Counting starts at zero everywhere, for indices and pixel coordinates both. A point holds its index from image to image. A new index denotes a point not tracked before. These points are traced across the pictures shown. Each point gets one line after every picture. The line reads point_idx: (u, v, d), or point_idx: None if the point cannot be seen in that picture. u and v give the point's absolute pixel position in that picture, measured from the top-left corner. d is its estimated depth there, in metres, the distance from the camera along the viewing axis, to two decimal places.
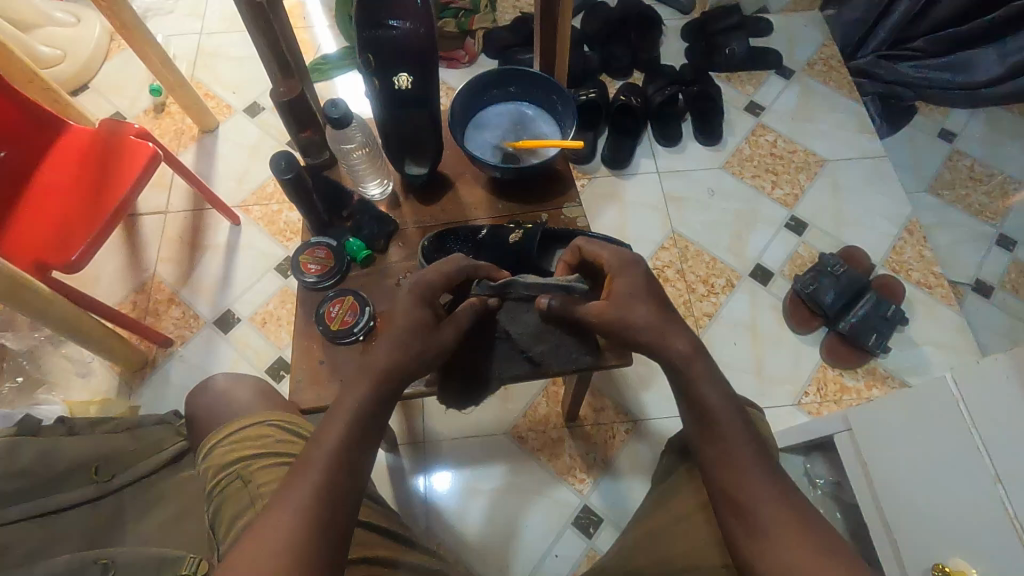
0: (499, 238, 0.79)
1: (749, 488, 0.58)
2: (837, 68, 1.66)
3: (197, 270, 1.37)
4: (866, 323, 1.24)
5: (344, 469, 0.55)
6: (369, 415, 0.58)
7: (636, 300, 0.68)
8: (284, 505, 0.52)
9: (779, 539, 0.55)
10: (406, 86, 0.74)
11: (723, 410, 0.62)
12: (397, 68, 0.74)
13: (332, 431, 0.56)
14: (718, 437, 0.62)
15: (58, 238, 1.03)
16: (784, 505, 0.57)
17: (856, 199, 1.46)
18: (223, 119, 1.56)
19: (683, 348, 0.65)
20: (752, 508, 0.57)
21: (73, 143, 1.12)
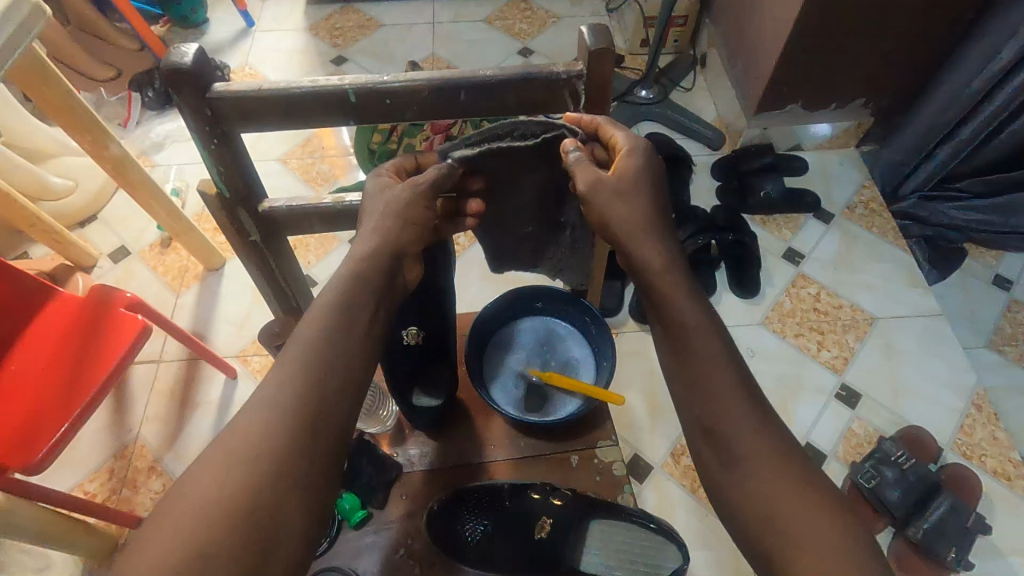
0: (522, 515, 0.72)
1: (727, 415, 0.56)
2: (879, 212, 1.57)
3: (184, 432, 1.24)
4: (940, 533, 1.06)
5: (311, 391, 0.50)
6: (341, 334, 0.54)
7: (636, 186, 0.63)
8: (242, 430, 0.48)
9: (756, 467, 0.54)
10: (414, 339, 0.70)
11: (697, 330, 0.60)
12: (408, 321, 0.69)
13: (296, 349, 0.52)
14: (694, 355, 0.59)
15: (26, 432, 0.91)
16: (765, 438, 0.55)
17: (913, 364, 1.32)
18: (230, 255, 1.49)
19: (655, 267, 0.62)
20: (730, 440, 0.55)
21: (58, 314, 1.03)
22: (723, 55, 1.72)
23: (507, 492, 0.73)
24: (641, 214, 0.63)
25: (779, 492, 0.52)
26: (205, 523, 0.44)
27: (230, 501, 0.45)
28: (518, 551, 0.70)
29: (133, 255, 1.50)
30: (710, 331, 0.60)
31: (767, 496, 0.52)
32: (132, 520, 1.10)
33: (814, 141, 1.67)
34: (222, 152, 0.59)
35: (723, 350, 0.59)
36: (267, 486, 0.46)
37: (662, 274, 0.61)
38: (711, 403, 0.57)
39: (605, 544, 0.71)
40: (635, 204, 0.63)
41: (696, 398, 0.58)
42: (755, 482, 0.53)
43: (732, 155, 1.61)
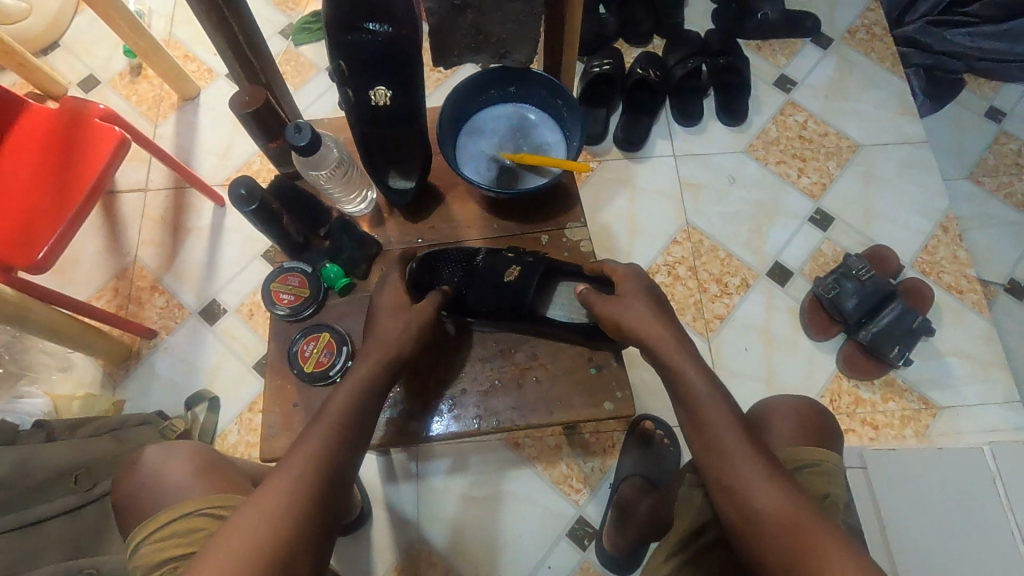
0: (496, 270, 0.71)
1: (735, 458, 0.61)
2: (881, 37, 1.50)
3: (180, 255, 1.29)
4: (888, 333, 1.16)
5: (320, 478, 0.57)
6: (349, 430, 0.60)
7: (635, 297, 0.69)
8: (259, 509, 0.53)
9: (759, 498, 0.58)
10: (384, 101, 0.66)
11: (707, 398, 0.64)
12: (375, 81, 0.64)
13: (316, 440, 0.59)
14: (701, 419, 0.64)
15: (22, 234, 0.95)
16: (774, 488, 0.59)
17: (890, 192, 1.34)
18: (204, 84, 1.44)
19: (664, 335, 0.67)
20: (743, 490, 0.59)
21: (33, 125, 1.02)
22: None
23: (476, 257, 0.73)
24: (646, 313, 0.67)
25: (787, 518, 0.56)
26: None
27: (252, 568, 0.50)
28: (490, 299, 0.70)
29: (103, 84, 1.44)
30: (704, 371, 0.66)
31: (767, 519, 0.57)
32: (142, 329, 1.19)
33: None
34: None
35: (725, 403, 0.64)
36: (285, 545, 0.52)
37: (674, 352, 0.66)
38: (721, 458, 0.61)
39: (566, 300, 0.74)
40: (637, 303, 0.68)
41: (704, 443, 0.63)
42: (760, 500, 0.58)
43: None
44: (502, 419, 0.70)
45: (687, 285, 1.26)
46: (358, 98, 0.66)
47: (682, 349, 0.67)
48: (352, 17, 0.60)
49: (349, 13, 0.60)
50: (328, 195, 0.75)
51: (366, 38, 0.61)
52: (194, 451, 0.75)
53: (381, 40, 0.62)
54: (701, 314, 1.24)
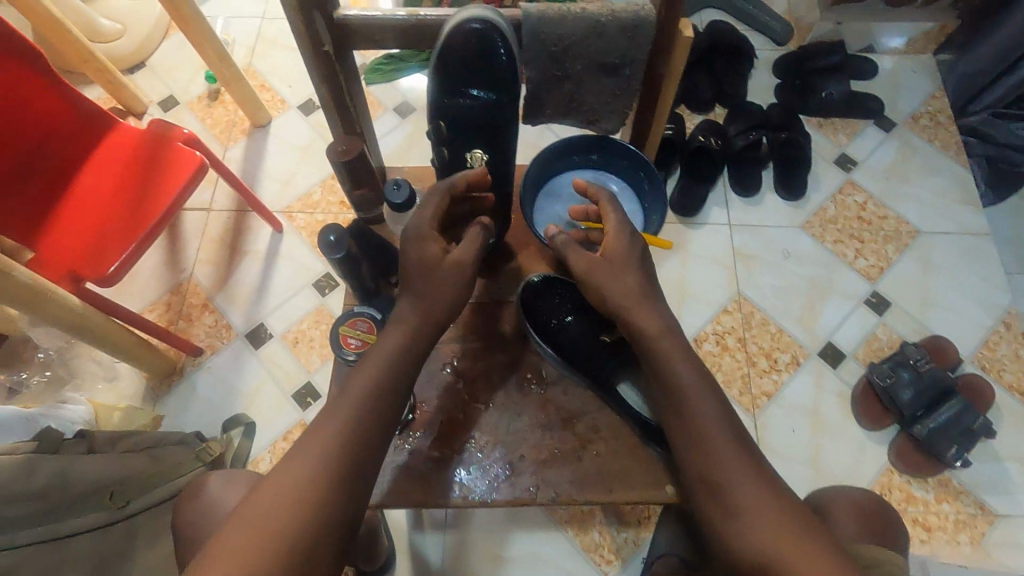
0: (585, 332, 0.72)
1: (733, 491, 0.58)
2: (945, 125, 1.49)
3: (233, 276, 1.32)
4: (944, 431, 1.11)
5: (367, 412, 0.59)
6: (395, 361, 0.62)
7: (625, 269, 0.65)
8: (310, 450, 0.57)
9: (776, 554, 0.54)
10: (479, 164, 0.66)
11: (704, 414, 0.61)
12: (472, 144, 0.65)
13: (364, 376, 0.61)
14: (714, 457, 0.59)
15: (96, 248, 0.98)
16: (787, 533, 0.55)
17: (950, 282, 1.31)
18: (276, 113, 1.49)
19: (653, 332, 0.63)
20: (755, 541, 0.55)
21: (119, 143, 1.06)
22: None
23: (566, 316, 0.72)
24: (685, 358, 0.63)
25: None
26: (265, 537, 0.52)
27: (306, 495, 0.54)
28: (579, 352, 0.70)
29: (182, 105, 1.51)
30: (702, 388, 0.62)
31: (782, 563, 0.54)
32: (189, 347, 1.20)
33: (888, 43, 1.56)
34: None
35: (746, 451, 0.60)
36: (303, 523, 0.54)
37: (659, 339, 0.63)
38: (733, 507, 0.57)
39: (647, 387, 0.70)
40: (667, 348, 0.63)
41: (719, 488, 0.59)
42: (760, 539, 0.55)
43: (799, 51, 1.51)
44: (560, 493, 0.66)
45: (735, 357, 1.24)
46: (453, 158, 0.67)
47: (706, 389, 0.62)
48: (459, 81, 0.60)
49: (457, 77, 0.60)
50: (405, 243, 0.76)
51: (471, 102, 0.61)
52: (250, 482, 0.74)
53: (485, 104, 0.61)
54: (748, 389, 1.21)
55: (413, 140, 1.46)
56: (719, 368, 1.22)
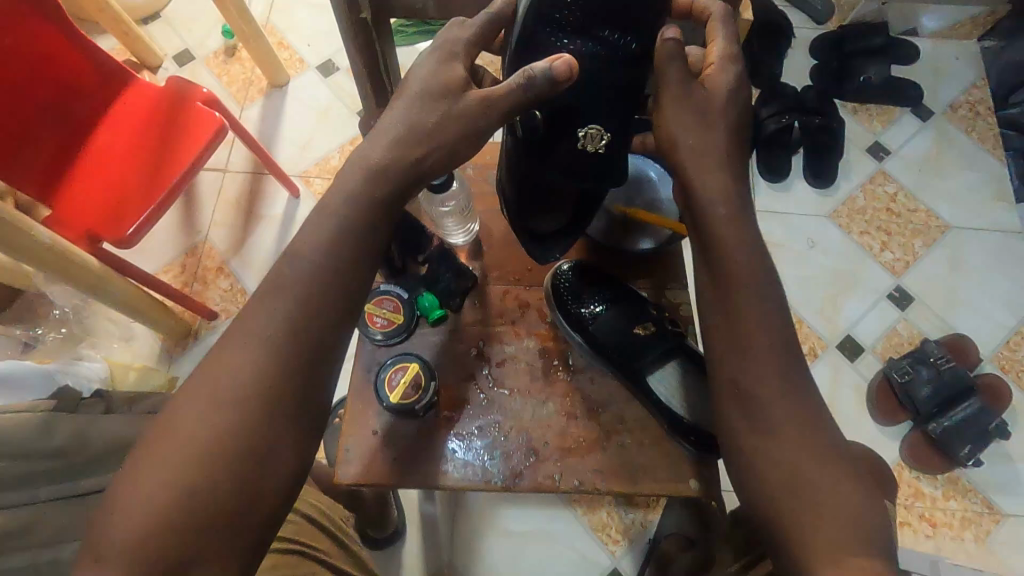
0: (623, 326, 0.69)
1: (759, 391, 0.56)
2: (984, 116, 1.44)
3: (249, 240, 1.30)
4: (959, 430, 1.11)
5: (282, 371, 0.51)
6: (313, 306, 0.53)
7: (717, 124, 0.61)
8: (208, 410, 0.49)
9: (784, 433, 0.54)
10: (591, 147, 0.60)
11: (745, 278, 0.58)
12: (587, 118, 0.58)
13: (269, 320, 0.52)
14: (740, 315, 0.57)
15: (114, 209, 0.96)
16: (796, 413, 0.55)
17: (975, 279, 1.29)
18: (294, 74, 1.45)
19: (725, 214, 0.60)
20: (763, 406, 0.55)
21: (137, 100, 1.03)
22: None
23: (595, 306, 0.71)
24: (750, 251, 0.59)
25: (798, 460, 0.53)
26: (174, 500, 0.45)
27: (201, 468, 0.47)
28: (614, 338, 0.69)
29: (197, 60, 1.46)
30: (757, 273, 0.58)
31: (786, 455, 0.53)
32: (204, 310, 1.19)
33: (932, 26, 1.49)
34: None
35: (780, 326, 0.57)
36: (223, 476, 0.47)
37: (726, 218, 0.59)
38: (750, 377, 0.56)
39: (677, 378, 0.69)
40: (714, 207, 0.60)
41: (737, 353, 0.57)
42: (777, 460, 0.53)
43: (839, 31, 1.44)
44: (584, 481, 0.65)
45: None
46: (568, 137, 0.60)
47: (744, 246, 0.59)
48: (574, 23, 0.54)
49: (568, 20, 0.54)
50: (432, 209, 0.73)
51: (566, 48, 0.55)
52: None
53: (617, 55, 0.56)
54: None
55: None
56: None
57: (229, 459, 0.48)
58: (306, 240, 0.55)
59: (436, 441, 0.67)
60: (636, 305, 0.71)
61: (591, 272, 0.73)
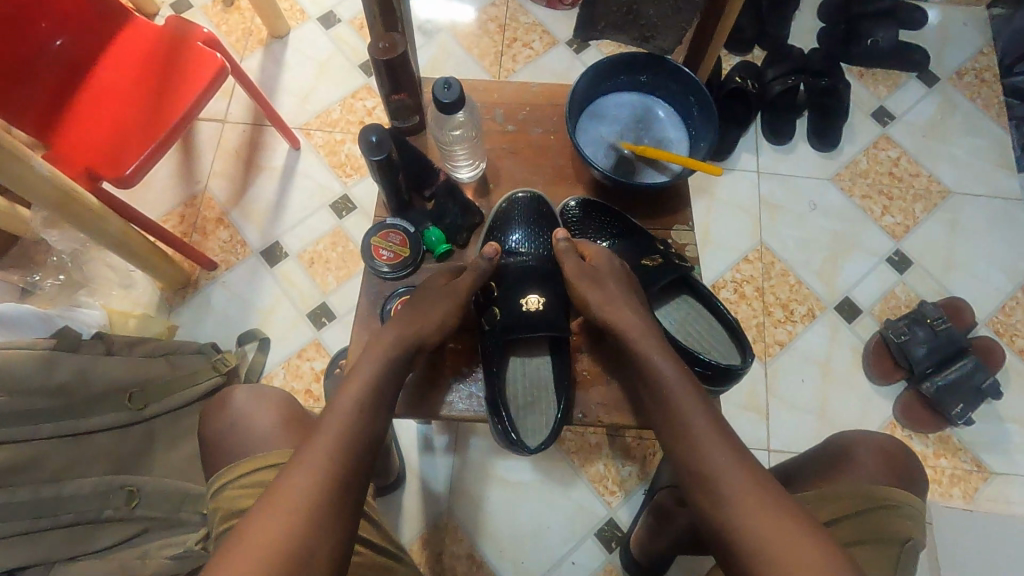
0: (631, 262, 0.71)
1: (718, 467, 0.56)
2: (989, 83, 1.43)
3: (249, 191, 1.29)
4: (953, 390, 1.12)
5: (343, 481, 0.53)
6: (367, 426, 0.57)
7: (609, 279, 0.67)
8: (275, 517, 0.50)
9: (740, 500, 0.54)
10: (537, 306, 0.66)
11: (674, 380, 0.61)
12: (528, 287, 0.67)
13: (330, 438, 0.55)
14: (673, 404, 0.60)
15: (112, 148, 0.94)
16: (750, 479, 0.56)
17: (974, 245, 1.30)
18: (295, 25, 1.42)
19: (636, 334, 0.63)
20: (713, 478, 0.56)
21: (136, 40, 1.01)
22: None
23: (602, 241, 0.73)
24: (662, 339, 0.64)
25: (766, 527, 0.52)
26: None
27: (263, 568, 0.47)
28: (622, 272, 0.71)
29: (195, 8, 1.43)
30: (683, 376, 0.62)
31: (755, 527, 0.53)
32: (203, 259, 1.19)
33: None
34: None
35: (707, 409, 0.60)
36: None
37: (641, 338, 0.63)
38: (694, 449, 0.58)
39: (681, 311, 0.72)
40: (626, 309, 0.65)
41: (679, 435, 0.59)
42: (747, 535, 0.52)
43: None
44: (587, 412, 0.68)
45: (752, 305, 1.24)
46: (506, 304, 0.66)
47: (652, 337, 0.64)
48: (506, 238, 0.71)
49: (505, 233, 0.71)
50: (444, 141, 0.70)
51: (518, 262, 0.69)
52: (281, 401, 0.71)
53: (537, 266, 0.69)
54: (761, 337, 1.22)
55: (436, 64, 1.40)
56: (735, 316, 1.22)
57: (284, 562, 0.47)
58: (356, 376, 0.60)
59: (448, 377, 0.69)
60: (642, 241, 0.72)
61: (596, 211, 0.74)
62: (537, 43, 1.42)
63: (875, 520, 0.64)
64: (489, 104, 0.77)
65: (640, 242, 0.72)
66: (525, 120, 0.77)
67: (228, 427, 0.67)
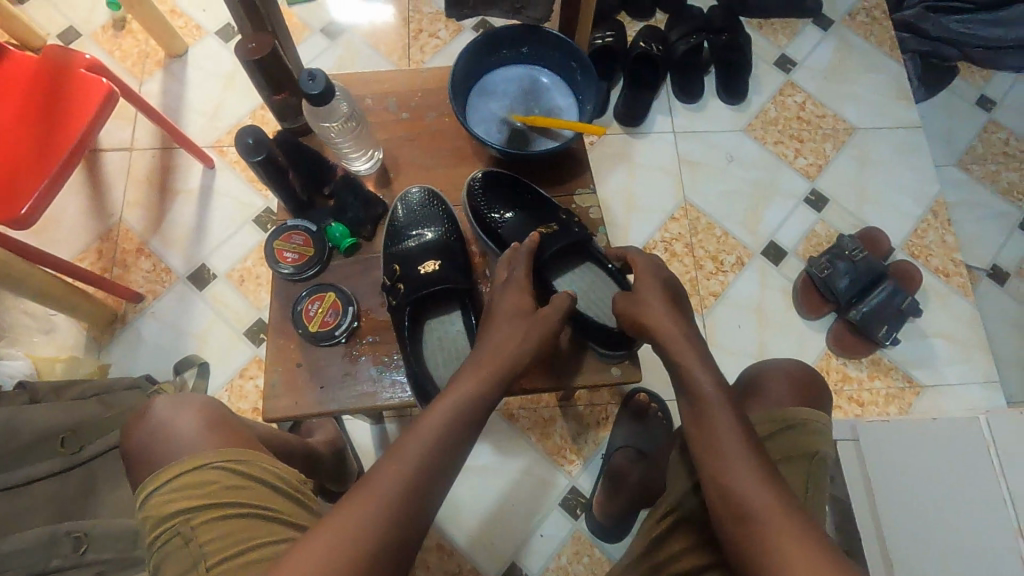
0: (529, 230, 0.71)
1: (738, 483, 0.58)
2: (880, 20, 1.49)
3: (167, 217, 1.25)
4: (877, 314, 1.18)
5: (409, 515, 0.51)
6: (450, 460, 0.55)
7: (654, 298, 0.75)
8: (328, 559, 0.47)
9: (766, 521, 0.55)
10: (432, 269, 0.66)
11: (711, 397, 0.65)
12: (424, 256, 0.67)
13: (403, 468, 0.53)
14: (709, 423, 0.64)
15: (2, 189, 0.91)
16: (778, 501, 0.57)
17: (883, 176, 1.36)
18: (192, 42, 1.38)
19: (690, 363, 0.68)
20: (741, 495, 0.58)
21: (14, 75, 0.97)
22: None
23: (504, 211, 0.72)
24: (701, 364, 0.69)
25: (785, 544, 0.53)
26: None
27: None
28: (521, 238, 0.70)
29: (85, 37, 1.38)
30: (726, 402, 0.65)
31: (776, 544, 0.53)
32: (128, 293, 1.15)
33: None
34: None
35: (743, 431, 0.63)
36: None
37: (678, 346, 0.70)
38: (724, 465, 0.60)
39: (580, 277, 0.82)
40: (653, 307, 0.74)
41: (709, 453, 0.62)
42: (767, 555, 0.53)
43: None
44: None
45: (683, 261, 1.27)
46: (406, 276, 0.66)
47: (693, 356, 0.70)
48: (405, 226, 0.70)
49: (407, 226, 0.70)
50: (325, 134, 0.69)
51: (418, 243, 0.68)
52: (206, 405, 0.70)
53: (437, 242, 0.69)
54: (696, 291, 1.25)
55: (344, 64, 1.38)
56: None
57: None
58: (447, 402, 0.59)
59: (365, 369, 0.67)
60: (543, 211, 0.72)
61: (499, 182, 0.74)
62: (443, 32, 1.41)
63: (794, 442, 0.69)
64: (379, 95, 0.77)
65: (546, 215, 0.73)
66: (418, 106, 0.77)
67: (150, 435, 0.67)
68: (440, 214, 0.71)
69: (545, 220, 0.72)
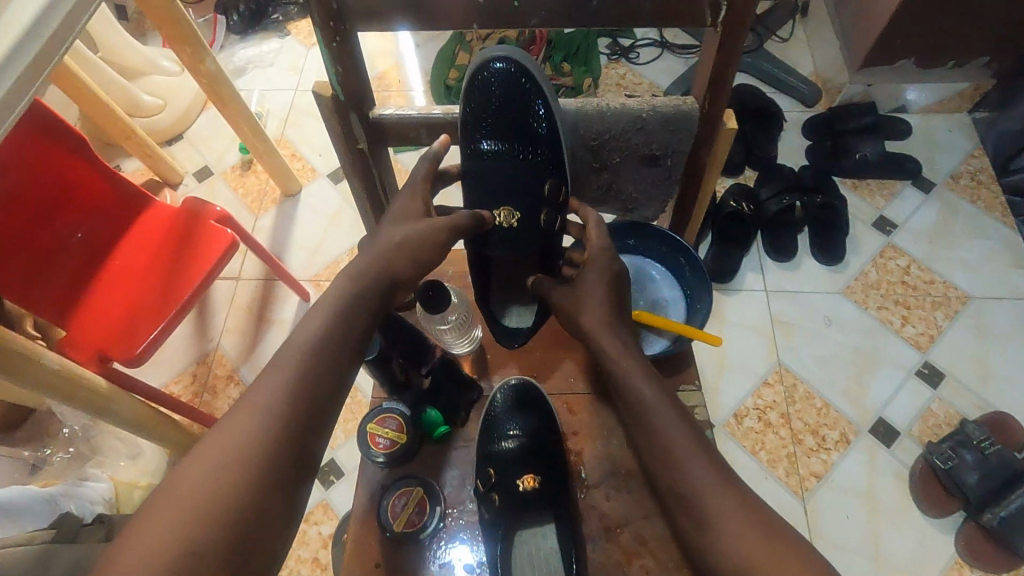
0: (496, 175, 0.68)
1: (686, 480, 0.56)
2: (987, 184, 1.44)
3: (260, 346, 1.30)
4: (1019, 524, 1.00)
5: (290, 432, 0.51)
6: (279, 458, 0.50)
7: (594, 280, 0.66)
8: (221, 455, 0.49)
9: (721, 525, 0.52)
10: (531, 485, 0.61)
11: (653, 400, 0.60)
12: (522, 463, 0.63)
13: (256, 413, 0.51)
14: (644, 419, 0.59)
15: (125, 329, 0.97)
16: (732, 496, 0.54)
17: (1006, 351, 1.23)
18: (306, 181, 1.52)
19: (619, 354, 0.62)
20: (697, 502, 0.54)
21: (152, 223, 1.07)
22: (828, 5, 1.57)
23: (491, 139, 0.68)
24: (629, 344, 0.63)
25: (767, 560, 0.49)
26: (191, 529, 0.45)
27: (209, 515, 0.46)
28: (489, 183, 0.69)
29: (215, 174, 1.55)
30: (665, 398, 0.60)
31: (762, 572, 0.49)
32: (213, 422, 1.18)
33: (921, 102, 1.52)
34: (341, 49, 0.61)
35: (684, 421, 0.59)
36: (222, 516, 0.46)
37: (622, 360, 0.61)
38: (675, 469, 0.56)
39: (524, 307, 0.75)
40: (592, 291, 0.65)
41: (655, 454, 0.58)
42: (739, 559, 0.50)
43: (828, 113, 1.48)
44: None
45: (779, 433, 1.17)
46: (504, 489, 0.61)
47: (632, 358, 0.62)
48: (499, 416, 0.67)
49: (504, 423, 0.67)
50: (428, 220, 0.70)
51: (512, 445, 0.65)
52: None
53: (533, 442, 0.65)
54: (795, 470, 1.13)
55: None
56: (763, 447, 1.15)
57: (230, 511, 0.47)
58: (245, 408, 0.51)
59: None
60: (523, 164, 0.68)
61: (494, 95, 0.67)
62: None
63: None
64: None
65: (528, 175, 0.68)
66: None
67: None
68: (529, 412, 0.67)
69: (516, 185, 0.69)
